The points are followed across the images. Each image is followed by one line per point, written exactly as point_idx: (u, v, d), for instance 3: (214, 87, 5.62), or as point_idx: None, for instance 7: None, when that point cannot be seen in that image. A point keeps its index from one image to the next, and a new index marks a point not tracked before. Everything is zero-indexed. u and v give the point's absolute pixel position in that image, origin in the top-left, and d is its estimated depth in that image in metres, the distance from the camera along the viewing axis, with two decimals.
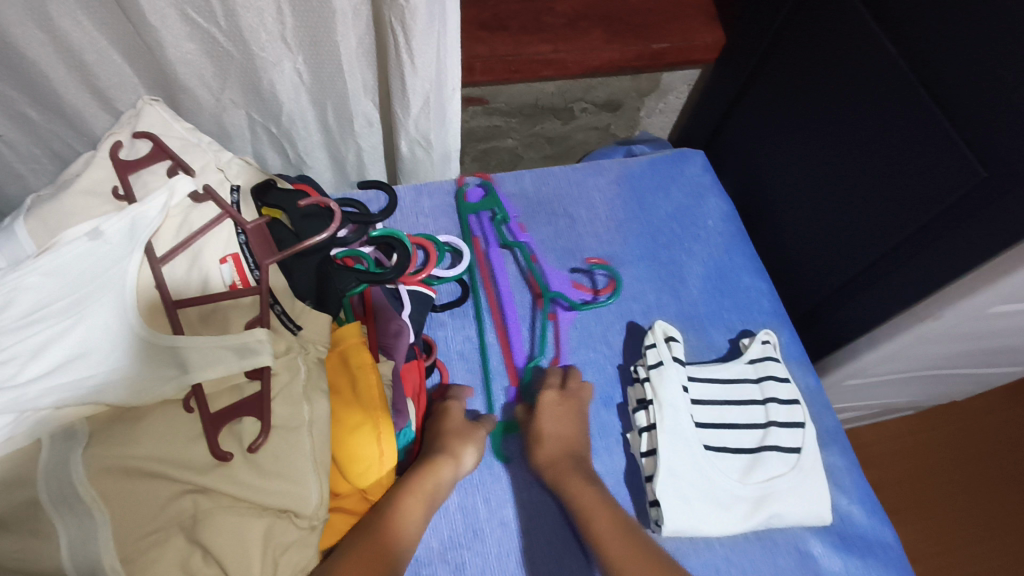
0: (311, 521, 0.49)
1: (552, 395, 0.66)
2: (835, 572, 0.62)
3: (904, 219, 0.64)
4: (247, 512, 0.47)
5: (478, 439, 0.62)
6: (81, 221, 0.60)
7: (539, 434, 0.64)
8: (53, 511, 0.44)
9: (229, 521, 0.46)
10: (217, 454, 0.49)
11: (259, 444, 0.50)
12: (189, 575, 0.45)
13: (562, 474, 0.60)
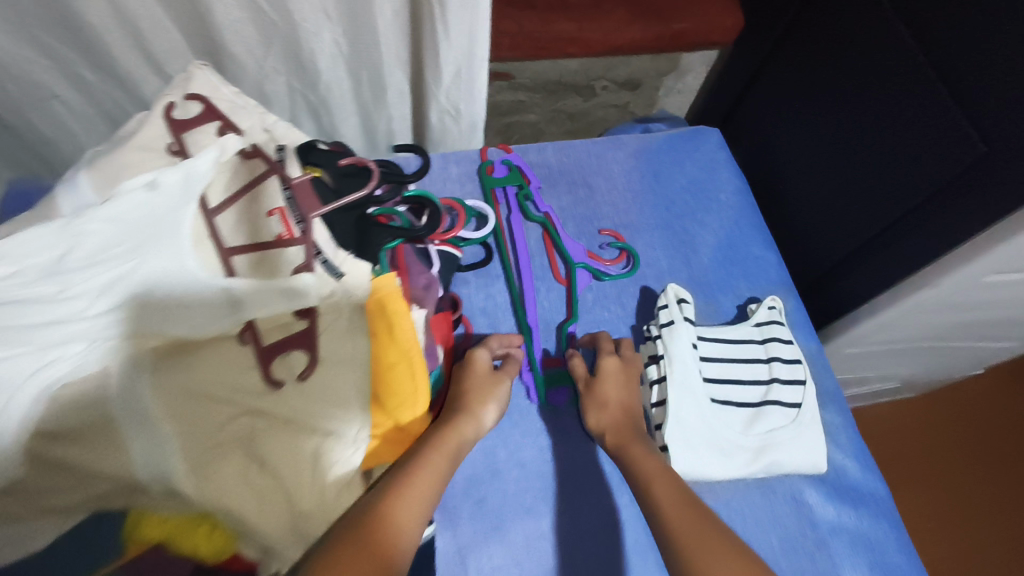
0: (353, 442, 0.57)
1: (614, 362, 0.69)
2: (829, 519, 0.67)
3: (908, 192, 0.68)
4: (297, 433, 0.54)
5: (499, 398, 0.66)
6: (140, 173, 0.63)
7: (604, 399, 0.66)
8: (125, 425, 0.47)
9: (284, 439, 0.53)
10: (270, 381, 0.55)
11: (308, 374, 0.56)
12: (250, 484, 0.51)
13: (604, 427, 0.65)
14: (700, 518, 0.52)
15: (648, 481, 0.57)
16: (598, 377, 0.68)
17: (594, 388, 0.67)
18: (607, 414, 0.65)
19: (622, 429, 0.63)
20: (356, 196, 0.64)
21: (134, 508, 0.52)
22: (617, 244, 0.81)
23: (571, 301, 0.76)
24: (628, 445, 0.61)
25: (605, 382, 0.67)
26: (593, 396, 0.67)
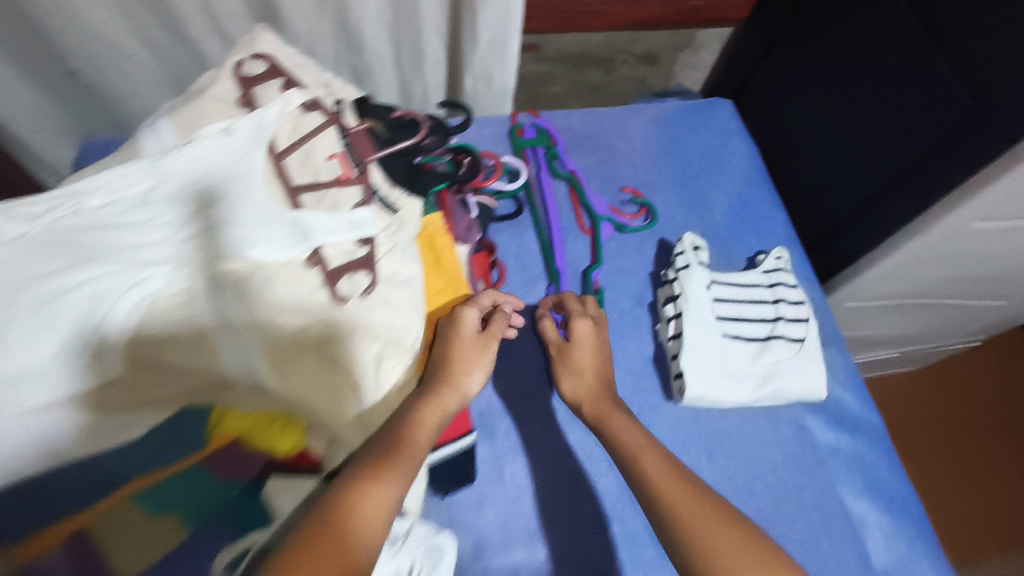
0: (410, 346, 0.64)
1: (587, 326, 0.73)
2: (828, 442, 0.76)
3: (904, 150, 0.75)
4: (363, 339, 0.61)
5: (483, 364, 0.66)
6: (214, 121, 0.71)
7: (578, 366, 0.71)
8: (210, 321, 0.61)
9: (353, 342, 0.60)
10: (336, 296, 0.62)
11: (371, 289, 0.64)
12: (322, 378, 0.59)
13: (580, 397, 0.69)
14: (688, 490, 0.55)
15: (631, 459, 0.60)
16: (571, 342, 0.72)
17: (568, 355, 0.72)
18: (582, 384, 0.69)
19: (599, 398, 0.68)
20: (406, 142, 0.72)
21: (219, 406, 0.63)
22: (637, 200, 0.88)
23: (595, 247, 0.84)
24: (606, 416, 0.65)
25: (579, 348, 0.71)
26: (568, 363, 0.71)
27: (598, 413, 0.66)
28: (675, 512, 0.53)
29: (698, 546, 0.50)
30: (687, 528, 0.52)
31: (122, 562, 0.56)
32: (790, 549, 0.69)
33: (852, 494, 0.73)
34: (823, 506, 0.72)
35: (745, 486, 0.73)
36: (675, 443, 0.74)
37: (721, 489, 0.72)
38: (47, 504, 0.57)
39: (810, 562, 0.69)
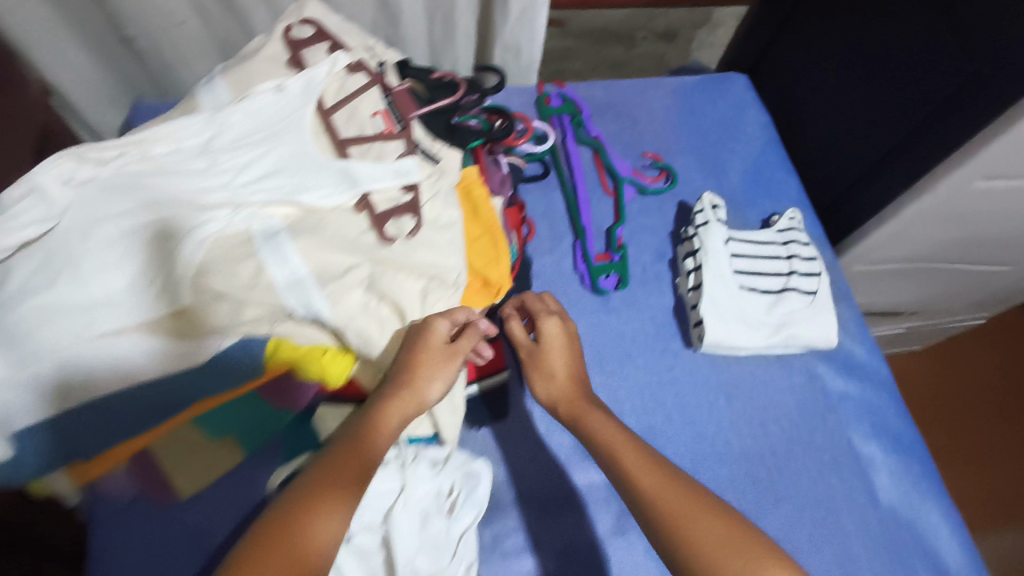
0: (454, 282, 0.68)
1: (557, 325, 0.72)
2: (838, 388, 0.81)
3: (911, 114, 0.80)
4: (407, 275, 0.66)
5: (449, 371, 0.63)
6: (266, 80, 0.77)
7: (552, 370, 0.70)
8: (261, 248, 0.65)
9: (397, 279, 0.65)
10: (383, 237, 0.67)
11: (416, 231, 0.68)
12: (371, 309, 0.64)
13: (565, 403, 0.67)
14: (664, 480, 0.56)
15: (613, 455, 0.60)
16: (542, 346, 0.71)
17: (541, 360, 0.70)
18: (556, 386, 0.69)
19: (574, 397, 0.67)
20: (445, 102, 0.77)
21: (274, 336, 0.66)
22: (657, 164, 0.93)
23: (618, 207, 0.89)
24: (581, 416, 0.65)
25: (551, 351, 0.71)
26: (539, 364, 0.70)
27: (576, 415, 0.65)
28: (653, 502, 0.54)
29: (677, 535, 0.51)
30: (664, 517, 0.52)
31: (182, 482, 0.69)
32: (801, 483, 0.75)
33: (861, 435, 0.78)
34: (833, 446, 0.77)
35: (759, 427, 0.78)
36: (693, 385, 0.80)
37: (737, 428, 0.78)
38: (118, 425, 0.64)
39: (820, 495, 0.74)
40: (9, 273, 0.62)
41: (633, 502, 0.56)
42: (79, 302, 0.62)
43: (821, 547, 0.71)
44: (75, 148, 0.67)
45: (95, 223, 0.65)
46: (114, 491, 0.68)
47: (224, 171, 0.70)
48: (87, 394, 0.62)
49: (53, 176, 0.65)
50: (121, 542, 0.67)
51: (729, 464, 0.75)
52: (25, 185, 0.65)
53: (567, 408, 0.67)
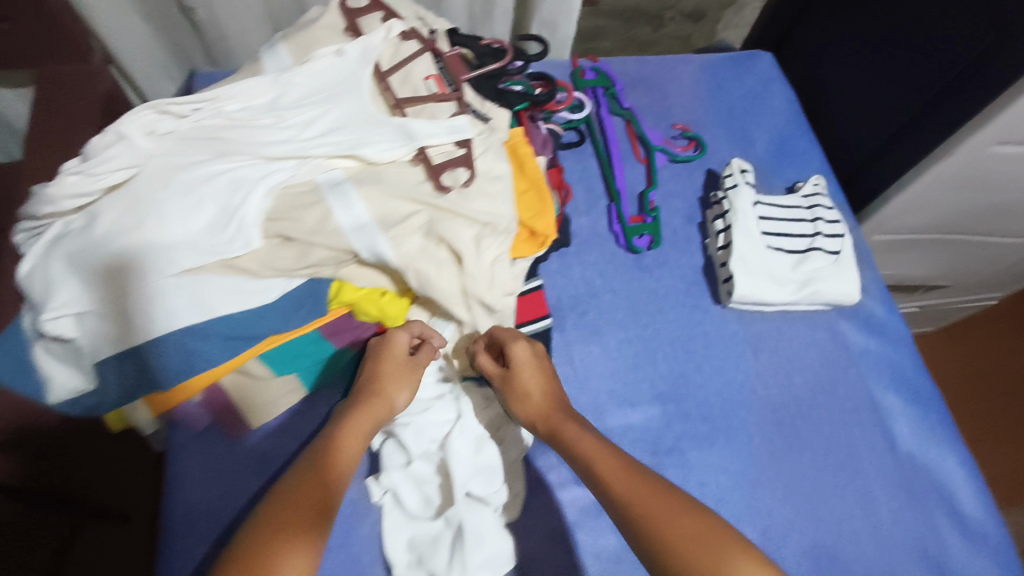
0: (506, 228, 0.72)
1: (525, 350, 0.72)
2: (860, 343, 0.85)
3: (932, 81, 0.85)
4: (463, 222, 0.71)
5: (410, 381, 0.71)
6: (326, 46, 0.82)
7: (526, 392, 0.70)
8: (327, 194, 0.70)
9: (454, 224, 0.70)
10: (440, 186, 0.72)
11: (470, 182, 0.73)
12: (430, 251, 0.69)
13: (551, 424, 0.67)
14: (646, 485, 0.57)
15: (587, 462, 0.62)
16: (513, 372, 0.71)
17: (514, 382, 0.71)
18: (532, 405, 0.69)
19: (552, 416, 0.68)
20: (494, 66, 0.82)
21: (337, 279, 0.72)
22: (687, 134, 0.98)
23: (651, 172, 0.94)
24: (561, 431, 0.66)
25: (523, 374, 0.71)
26: (513, 390, 0.70)
27: (554, 429, 0.67)
28: (637, 507, 0.55)
29: (659, 536, 0.52)
30: (648, 522, 0.54)
31: (252, 415, 0.75)
32: (824, 429, 0.79)
33: (881, 387, 0.82)
34: (854, 396, 0.82)
35: (785, 377, 0.82)
36: (723, 338, 0.84)
37: (763, 378, 0.82)
38: (198, 359, 0.69)
39: (841, 441, 0.79)
40: (96, 217, 0.67)
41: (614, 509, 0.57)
42: (159, 241, 0.67)
43: (842, 487, 0.76)
44: (157, 103, 0.74)
45: (175, 170, 0.70)
46: (190, 418, 0.74)
47: (289, 126, 0.75)
48: (171, 326, 0.66)
49: (136, 127, 0.72)
50: (196, 465, 0.73)
51: (756, 410, 0.80)
52: (113, 134, 0.71)
53: (546, 426, 0.68)
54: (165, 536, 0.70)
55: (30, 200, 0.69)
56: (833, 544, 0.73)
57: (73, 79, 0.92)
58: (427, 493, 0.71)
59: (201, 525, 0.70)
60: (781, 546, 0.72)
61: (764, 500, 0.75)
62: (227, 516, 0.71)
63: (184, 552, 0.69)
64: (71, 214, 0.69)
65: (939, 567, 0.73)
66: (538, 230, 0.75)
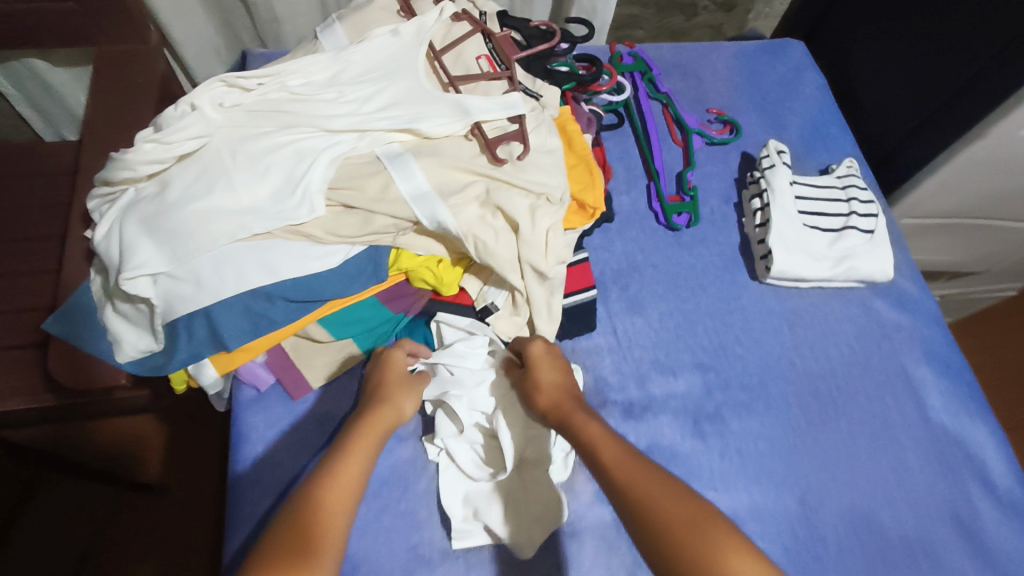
0: (560, 199, 0.76)
1: (541, 346, 0.75)
2: (892, 318, 0.88)
3: (968, 65, 0.88)
4: (519, 192, 0.74)
5: (415, 392, 0.73)
6: (381, 26, 0.85)
7: (538, 384, 0.73)
8: (390, 164, 0.73)
9: (510, 194, 0.73)
10: (495, 158, 0.76)
11: (525, 155, 0.76)
12: (487, 220, 0.73)
13: (562, 412, 0.69)
14: (647, 473, 0.58)
15: (592, 449, 0.64)
16: (530, 366, 0.74)
17: (529, 374, 0.74)
18: (544, 394, 0.72)
19: (562, 405, 0.70)
20: (544, 47, 0.85)
21: (396, 246, 0.75)
22: (722, 117, 1.01)
23: (688, 153, 0.97)
24: (569, 419, 0.68)
25: (538, 367, 0.74)
26: (526, 384, 0.74)
27: (562, 417, 0.69)
28: (639, 494, 0.57)
29: (658, 521, 0.54)
30: (649, 507, 0.55)
31: (312, 375, 0.78)
32: (859, 401, 0.82)
33: (913, 361, 0.85)
34: (887, 369, 0.85)
35: (820, 350, 0.85)
36: (759, 313, 0.87)
37: (799, 351, 0.85)
38: (262, 320, 0.72)
39: (875, 411, 0.82)
40: (169, 184, 0.70)
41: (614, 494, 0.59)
42: (230, 208, 0.70)
43: (876, 455, 0.79)
44: (226, 76, 0.78)
45: (244, 140, 0.73)
46: (254, 377, 0.77)
47: (350, 100, 0.78)
48: (240, 289, 0.70)
49: (207, 99, 0.75)
50: (262, 423, 0.77)
51: (793, 381, 0.83)
52: (185, 105, 0.75)
53: (557, 412, 0.70)
54: (232, 488, 0.73)
55: (106, 166, 0.72)
56: (868, 508, 0.76)
57: (129, 59, 0.95)
58: (478, 453, 0.75)
59: (267, 478, 0.73)
60: (819, 509, 0.75)
61: (802, 465, 0.77)
62: (291, 470, 0.74)
63: (251, 503, 0.72)
64: (143, 182, 0.73)
65: (971, 533, 0.75)
66: (587, 202, 0.78)
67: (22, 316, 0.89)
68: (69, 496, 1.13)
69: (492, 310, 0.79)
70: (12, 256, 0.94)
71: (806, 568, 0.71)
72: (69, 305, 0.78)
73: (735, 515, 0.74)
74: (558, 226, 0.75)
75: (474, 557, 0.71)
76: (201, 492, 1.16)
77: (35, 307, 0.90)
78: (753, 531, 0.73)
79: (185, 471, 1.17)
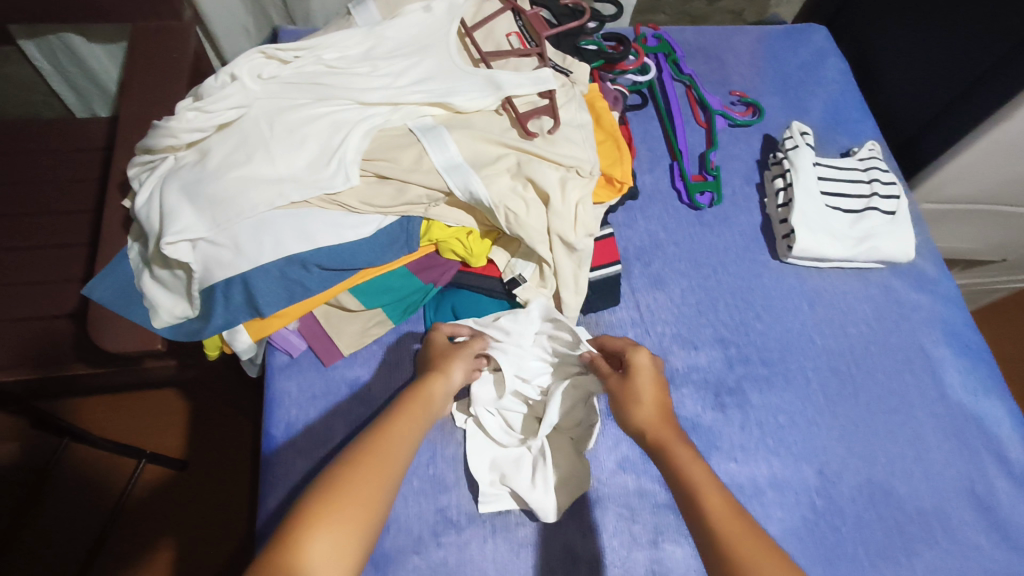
0: (589, 172, 0.78)
1: (646, 358, 0.71)
2: (912, 299, 0.89)
3: (991, 53, 0.90)
4: (550, 165, 0.76)
5: (462, 358, 0.74)
6: (413, 3, 0.87)
7: (639, 397, 0.68)
8: (422, 136, 0.75)
9: (541, 166, 0.75)
10: (526, 132, 0.78)
11: (555, 129, 0.78)
12: (518, 191, 0.74)
13: (662, 436, 0.64)
14: (744, 530, 0.54)
15: (690, 489, 0.58)
16: (631, 377, 0.69)
17: (629, 384, 0.69)
18: (644, 411, 0.67)
19: (661, 427, 0.65)
20: (575, 23, 0.87)
21: (427, 218, 0.77)
22: (745, 99, 1.02)
23: (711, 134, 0.98)
24: (668, 447, 0.63)
25: (640, 378, 0.69)
26: (624, 393, 0.69)
27: (661, 444, 0.64)
28: (737, 565, 0.51)
29: None
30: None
31: (343, 342, 0.80)
32: (877, 376, 0.84)
33: (932, 341, 0.87)
34: (906, 347, 0.86)
35: (839, 328, 0.86)
36: (780, 290, 0.88)
37: (819, 329, 0.86)
38: (297, 287, 0.73)
39: (893, 388, 0.83)
40: (209, 153, 0.72)
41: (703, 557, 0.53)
42: (268, 176, 0.71)
43: (894, 431, 0.80)
44: (265, 48, 0.80)
45: (282, 112, 0.75)
46: (286, 343, 0.79)
47: (384, 74, 0.80)
48: (278, 256, 0.71)
49: (247, 71, 0.77)
50: (294, 388, 0.79)
51: (813, 358, 0.84)
52: (226, 76, 0.77)
53: (655, 436, 0.65)
54: (266, 450, 0.75)
55: (149, 134, 0.73)
56: (886, 482, 0.77)
57: (157, 33, 0.94)
58: (508, 421, 0.78)
59: (299, 441, 0.75)
60: (837, 481, 0.77)
61: (821, 439, 0.79)
62: (322, 434, 0.76)
63: (283, 465, 0.74)
64: (183, 151, 0.74)
65: (986, 507, 0.77)
66: (615, 176, 0.80)
67: (57, 286, 0.91)
68: (94, 469, 1.16)
69: (520, 282, 0.80)
70: (48, 226, 0.96)
71: (824, 537, 0.73)
72: (108, 272, 0.78)
73: (755, 484, 0.75)
74: (587, 199, 0.77)
75: (500, 521, 0.72)
76: (229, 463, 1.18)
77: (71, 277, 0.92)
78: (771, 500, 0.75)
79: (215, 445, 1.20)
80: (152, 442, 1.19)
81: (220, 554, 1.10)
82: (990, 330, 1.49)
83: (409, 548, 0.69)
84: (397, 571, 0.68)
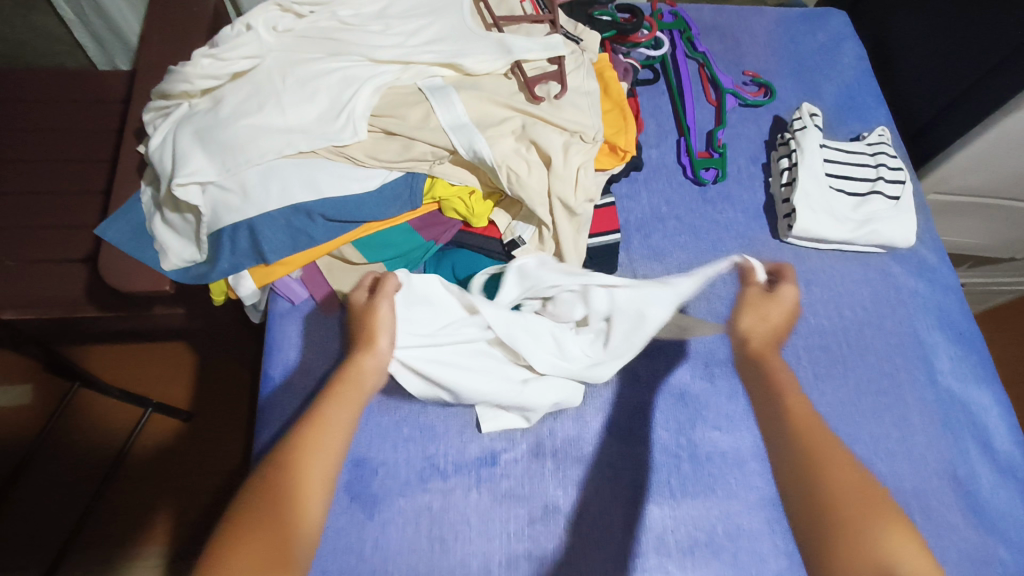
0: (593, 138, 0.79)
1: (791, 292, 0.83)
2: (910, 286, 0.90)
3: (1006, 41, 0.89)
4: (554, 130, 0.78)
5: (378, 321, 0.73)
6: None
7: (773, 318, 0.83)
8: (429, 94, 0.76)
9: (546, 130, 0.76)
10: (534, 96, 0.79)
11: (561, 95, 0.80)
12: (522, 153, 0.75)
13: (767, 354, 0.81)
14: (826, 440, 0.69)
15: (776, 391, 0.77)
16: (771, 301, 0.83)
17: (763, 304, 0.84)
18: (759, 323, 0.83)
19: (765, 346, 0.82)
20: None
21: (431, 175, 0.78)
22: (758, 80, 1.02)
23: (720, 112, 0.98)
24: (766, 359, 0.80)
25: (781, 307, 0.83)
26: (753, 307, 0.84)
27: (763, 353, 0.81)
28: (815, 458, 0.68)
29: (828, 494, 0.64)
30: (819, 467, 0.67)
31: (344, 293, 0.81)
32: (868, 359, 0.84)
33: (927, 327, 0.87)
34: (900, 332, 0.86)
35: (834, 309, 0.87)
36: (778, 269, 0.89)
37: (814, 308, 0.87)
38: (302, 235, 0.75)
39: (884, 369, 0.84)
40: (222, 101, 0.74)
41: (821, 551, 0.62)
42: (278, 126, 0.73)
43: (881, 413, 0.81)
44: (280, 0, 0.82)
45: (294, 64, 0.76)
46: (289, 291, 0.81)
47: (398, 32, 0.81)
48: (283, 203, 0.72)
49: (262, 22, 0.79)
50: (294, 333, 0.81)
51: (807, 336, 0.85)
52: (242, 25, 0.78)
53: (760, 346, 0.82)
54: (263, 391, 0.78)
55: (164, 80, 0.75)
56: (868, 460, 0.78)
57: None
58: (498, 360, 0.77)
59: (298, 385, 0.78)
60: None
61: None
62: (318, 379, 0.78)
63: (281, 405, 0.77)
64: (197, 98, 0.76)
65: (966, 491, 0.78)
66: (618, 145, 0.82)
67: (72, 231, 0.94)
68: (99, 416, 1.19)
69: (519, 244, 0.81)
70: (65, 173, 0.99)
71: None
72: (119, 215, 0.79)
73: (737, 454, 0.77)
74: (588, 164, 0.79)
75: (485, 471, 0.74)
76: (231, 415, 1.22)
77: (87, 224, 0.95)
78: (751, 470, 0.77)
79: (218, 397, 1.23)
80: (157, 392, 1.23)
81: (215, 500, 1.14)
82: (999, 332, 1.47)
83: (396, 491, 0.72)
84: (382, 511, 0.71)
